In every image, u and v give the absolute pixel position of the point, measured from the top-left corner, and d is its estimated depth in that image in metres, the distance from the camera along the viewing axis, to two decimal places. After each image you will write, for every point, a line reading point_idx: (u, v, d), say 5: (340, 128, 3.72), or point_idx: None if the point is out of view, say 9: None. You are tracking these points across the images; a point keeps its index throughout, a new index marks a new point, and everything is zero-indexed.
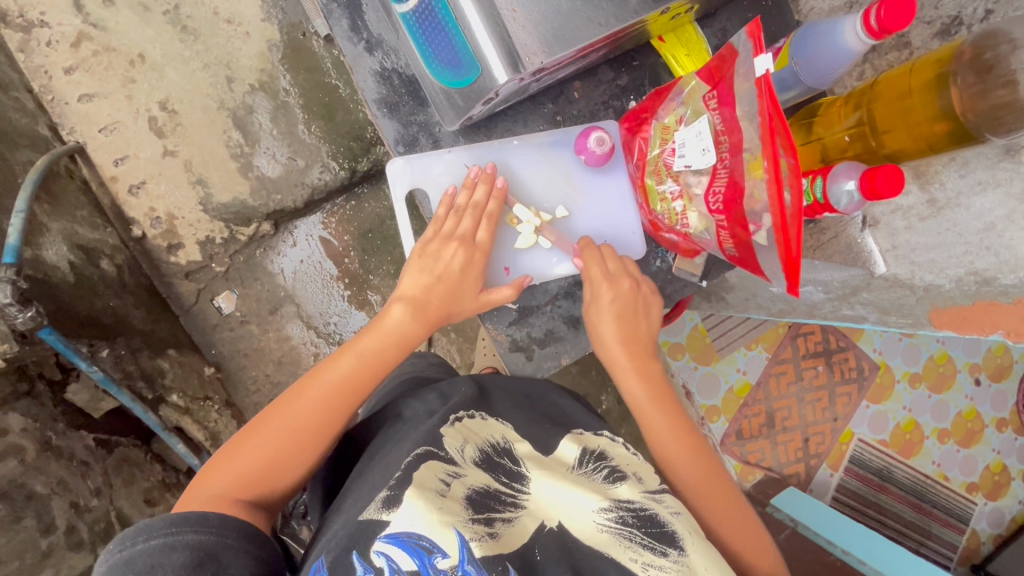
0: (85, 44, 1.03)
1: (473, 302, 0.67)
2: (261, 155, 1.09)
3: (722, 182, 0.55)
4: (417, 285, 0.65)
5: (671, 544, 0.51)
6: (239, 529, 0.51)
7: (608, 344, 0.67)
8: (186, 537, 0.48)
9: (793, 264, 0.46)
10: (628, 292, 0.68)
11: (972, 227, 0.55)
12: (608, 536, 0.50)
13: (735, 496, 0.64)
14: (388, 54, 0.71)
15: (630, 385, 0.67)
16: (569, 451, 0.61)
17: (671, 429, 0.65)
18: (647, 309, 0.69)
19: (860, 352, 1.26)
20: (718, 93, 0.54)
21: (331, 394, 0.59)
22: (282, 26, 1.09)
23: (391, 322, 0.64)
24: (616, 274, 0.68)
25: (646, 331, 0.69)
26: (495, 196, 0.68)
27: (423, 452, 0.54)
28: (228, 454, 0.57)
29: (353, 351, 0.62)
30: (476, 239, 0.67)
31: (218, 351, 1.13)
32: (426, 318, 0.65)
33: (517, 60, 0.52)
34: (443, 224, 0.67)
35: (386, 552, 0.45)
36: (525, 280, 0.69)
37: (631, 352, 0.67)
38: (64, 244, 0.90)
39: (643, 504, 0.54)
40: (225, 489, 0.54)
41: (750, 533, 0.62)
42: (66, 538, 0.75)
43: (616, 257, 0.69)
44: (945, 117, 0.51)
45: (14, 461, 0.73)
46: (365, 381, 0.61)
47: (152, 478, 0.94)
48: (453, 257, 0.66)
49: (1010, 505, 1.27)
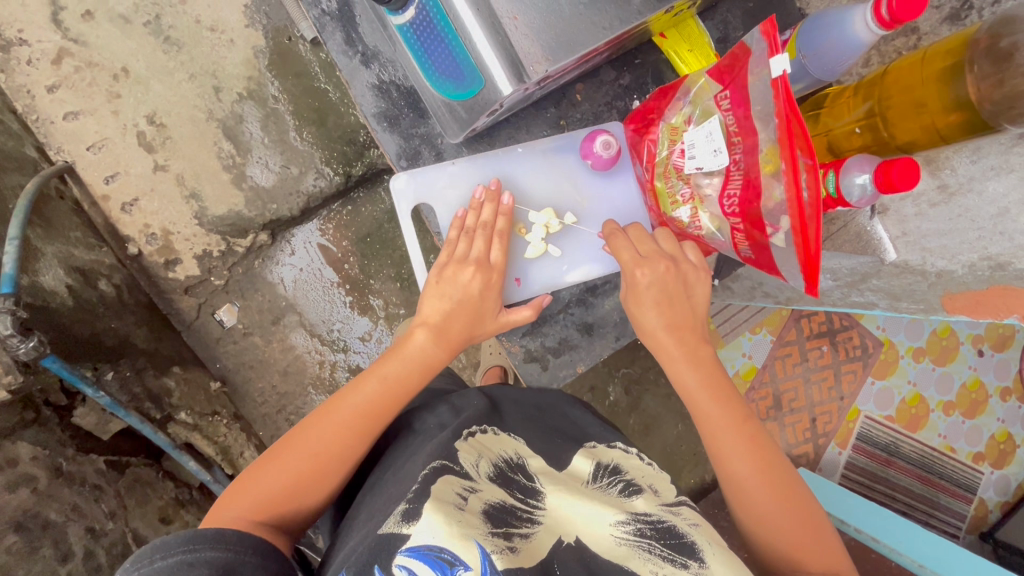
0: (66, 60, 1.01)
1: (494, 322, 0.66)
2: (254, 165, 1.07)
3: (736, 184, 0.55)
4: (437, 311, 0.63)
5: (692, 555, 0.50)
6: (257, 545, 0.50)
7: (653, 332, 0.62)
8: (204, 554, 0.48)
9: (812, 264, 0.47)
10: (667, 273, 0.62)
11: (985, 212, 0.55)
12: (627, 548, 0.50)
13: (795, 486, 0.59)
14: (384, 67, 0.70)
15: (680, 373, 0.62)
16: (583, 466, 0.61)
17: (723, 415, 0.60)
18: (687, 289, 0.63)
19: (865, 330, 1.26)
20: (732, 94, 0.53)
21: (355, 420, 0.58)
22: (267, 32, 1.06)
23: (413, 348, 0.62)
24: (650, 257, 0.63)
25: (690, 313, 0.63)
26: (502, 214, 0.67)
27: (439, 466, 0.54)
28: (251, 476, 0.56)
29: (377, 375, 0.61)
30: (490, 260, 0.66)
31: (222, 365, 1.12)
32: (448, 343, 0.63)
33: (521, 69, 0.51)
34: (456, 248, 0.66)
35: (408, 565, 0.44)
36: (544, 300, 0.68)
37: (679, 338, 0.62)
38: (60, 267, 0.89)
39: (661, 516, 0.54)
40: (247, 511, 0.54)
41: (815, 528, 0.57)
42: (84, 563, 0.75)
43: (647, 239, 0.65)
44: (959, 107, 0.50)
45: (26, 491, 0.73)
46: (388, 409, 0.60)
47: (166, 496, 0.94)
48: (470, 281, 0.64)
49: (1016, 471, 1.27)
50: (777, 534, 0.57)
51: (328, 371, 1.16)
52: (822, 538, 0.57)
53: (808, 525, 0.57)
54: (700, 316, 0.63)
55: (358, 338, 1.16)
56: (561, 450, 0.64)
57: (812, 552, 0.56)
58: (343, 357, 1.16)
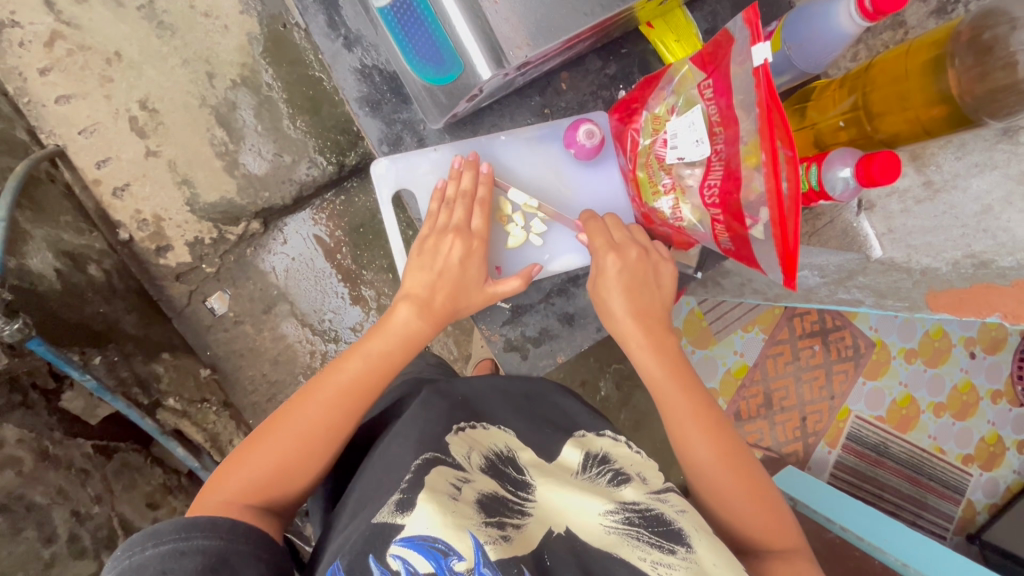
0: (59, 43, 1.00)
1: (480, 294, 0.66)
2: (247, 153, 1.07)
3: (717, 175, 0.54)
4: (419, 283, 0.63)
5: (680, 541, 0.50)
6: (248, 533, 0.50)
7: (617, 318, 0.64)
8: (196, 543, 0.47)
9: (791, 257, 0.46)
10: (637, 261, 0.65)
11: (969, 210, 0.55)
12: (616, 536, 0.50)
13: (756, 472, 0.59)
14: (367, 50, 0.72)
15: (646, 363, 0.63)
16: (572, 457, 0.61)
17: (686, 402, 0.61)
18: (658, 279, 0.66)
19: (856, 330, 1.26)
20: (715, 82, 0.53)
21: (338, 399, 0.58)
22: (262, 18, 1.06)
23: (397, 323, 0.62)
24: (623, 243, 0.66)
25: (658, 301, 0.65)
26: (482, 181, 0.67)
27: (432, 457, 0.53)
28: (237, 461, 0.56)
29: (359, 353, 0.60)
30: (471, 227, 0.66)
31: (213, 353, 1.12)
32: (433, 317, 0.63)
33: (501, 54, 0.52)
34: (437, 218, 0.66)
35: (403, 555, 0.44)
36: (533, 270, 0.67)
37: (643, 325, 0.63)
38: (49, 252, 0.88)
39: (648, 504, 0.54)
40: (234, 495, 0.54)
41: (773, 512, 0.58)
42: (68, 546, 0.74)
43: (622, 227, 0.68)
44: (942, 101, 0.50)
45: (11, 473, 0.72)
46: (374, 384, 0.59)
47: (153, 482, 0.94)
48: (451, 250, 0.64)
49: (1004, 474, 1.28)
50: (736, 515, 0.58)
51: (319, 361, 1.16)
52: (778, 518, 0.58)
53: (767, 508, 0.58)
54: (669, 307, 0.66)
55: (350, 328, 1.16)
56: (550, 440, 0.63)
57: (767, 533, 0.57)
58: (334, 347, 1.16)
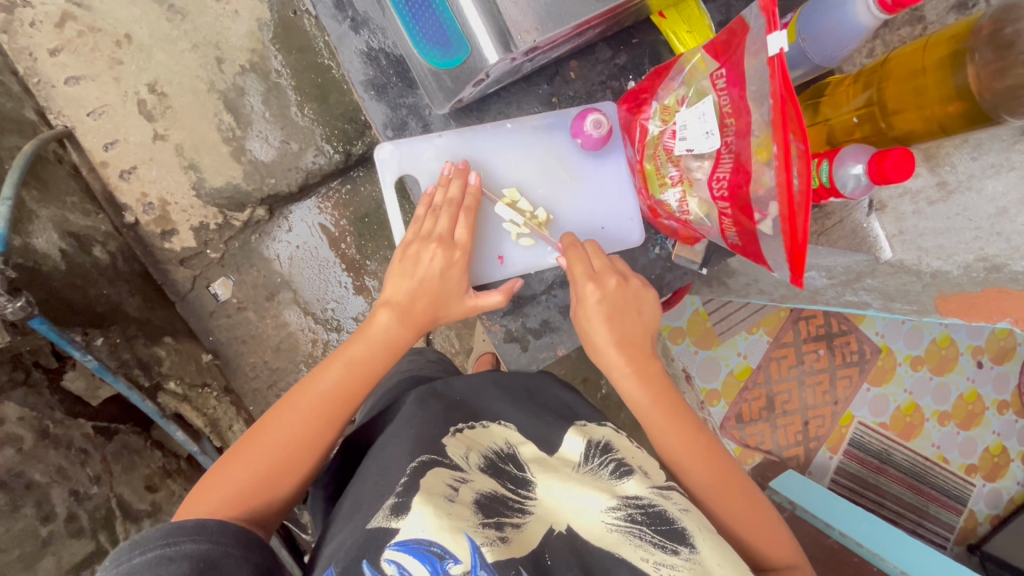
0: (69, 24, 0.99)
1: (460, 306, 0.64)
2: (254, 139, 1.06)
3: (726, 168, 0.53)
4: (401, 291, 0.62)
5: (682, 541, 0.49)
6: (238, 536, 0.50)
7: (601, 347, 0.63)
8: (183, 547, 0.47)
9: (798, 254, 0.46)
10: (616, 288, 0.64)
11: (983, 212, 0.53)
12: (618, 535, 0.49)
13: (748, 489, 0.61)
14: (374, 33, 0.71)
15: (633, 391, 0.63)
16: (574, 447, 0.59)
17: (674, 427, 0.62)
18: (638, 307, 0.65)
19: (862, 335, 1.24)
20: (728, 72, 0.51)
21: (322, 405, 0.58)
22: (272, 5, 1.05)
23: (378, 328, 0.61)
24: (602, 272, 0.64)
25: (641, 329, 0.64)
26: (470, 192, 0.66)
27: (428, 459, 0.53)
28: (219, 473, 0.55)
29: (341, 358, 0.60)
30: (454, 237, 0.64)
31: (215, 338, 1.12)
32: (414, 323, 0.62)
33: (509, 38, 0.51)
34: (422, 225, 0.65)
35: (398, 559, 0.44)
36: (515, 285, 0.66)
37: (628, 352, 0.63)
38: (55, 232, 0.88)
39: (652, 499, 0.53)
40: (219, 507, 0.53)
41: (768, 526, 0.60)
42: (66, 525, 0.74)
43: (602, 255, 0.66)
44: (958, 97, 0.49)
45: (10, 450, 0.72)
46: (354, 391, 0.59)
47: (152, 465, 0.94)
48: (432, 260, 0.62)
49: (1008, 486, 1.26)
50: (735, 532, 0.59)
51: (321, 350, 1.16)
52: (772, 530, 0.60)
53: (759, 521, 0.60)
54: (649, 331, 0.65)
55: (352, 318, 1.16)
56: (550, 434, 0.62)
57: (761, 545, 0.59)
58: (336, 336, 1.16)
